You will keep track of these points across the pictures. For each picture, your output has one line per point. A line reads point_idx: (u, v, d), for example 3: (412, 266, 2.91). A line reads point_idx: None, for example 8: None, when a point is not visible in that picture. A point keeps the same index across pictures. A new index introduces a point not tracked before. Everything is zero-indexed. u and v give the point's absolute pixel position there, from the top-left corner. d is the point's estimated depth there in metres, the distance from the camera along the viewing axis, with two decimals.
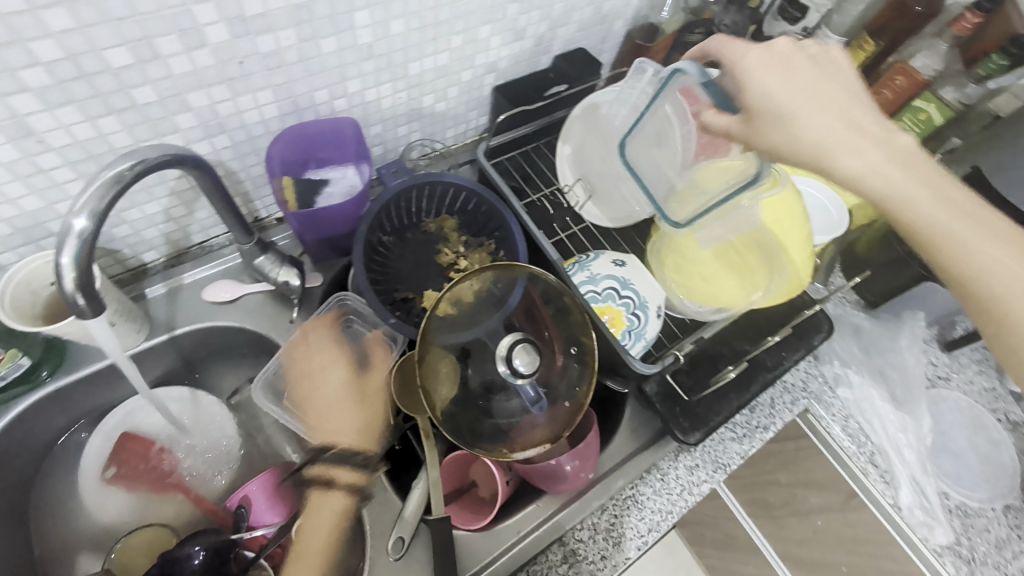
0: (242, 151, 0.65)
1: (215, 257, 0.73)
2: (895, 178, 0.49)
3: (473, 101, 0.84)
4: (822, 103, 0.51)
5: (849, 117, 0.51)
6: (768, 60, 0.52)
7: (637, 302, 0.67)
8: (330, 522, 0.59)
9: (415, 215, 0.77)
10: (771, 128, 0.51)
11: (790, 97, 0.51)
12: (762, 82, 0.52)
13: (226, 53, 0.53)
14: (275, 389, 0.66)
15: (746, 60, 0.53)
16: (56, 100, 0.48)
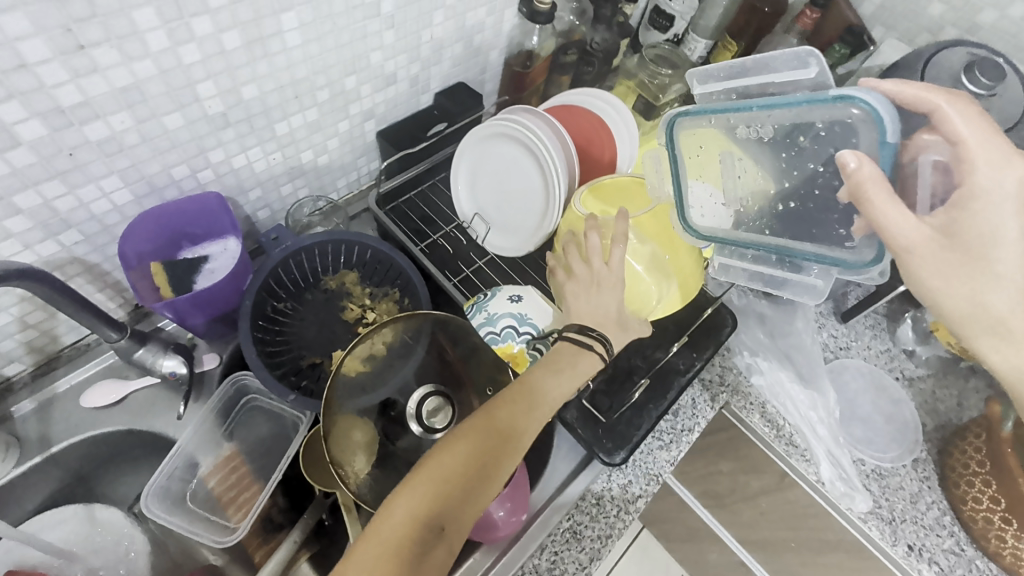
0: (98, 242, 0.60)
1: (92, 355, 0.68)
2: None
3: (358, 149, 0.82)
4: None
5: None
6: (1021, 198, 0.46)
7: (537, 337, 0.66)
8: (542, 380, 0.57)
9: (312, 275, 0.74)
10: (951, 273, 0.48)
11: (1012, 263, 0.47)
12: (996, 221, 0.46)
13: (49, 148, 0.50)
14: (172, 494, 0.61)
15: (1002, 194, 0.46)
16: None
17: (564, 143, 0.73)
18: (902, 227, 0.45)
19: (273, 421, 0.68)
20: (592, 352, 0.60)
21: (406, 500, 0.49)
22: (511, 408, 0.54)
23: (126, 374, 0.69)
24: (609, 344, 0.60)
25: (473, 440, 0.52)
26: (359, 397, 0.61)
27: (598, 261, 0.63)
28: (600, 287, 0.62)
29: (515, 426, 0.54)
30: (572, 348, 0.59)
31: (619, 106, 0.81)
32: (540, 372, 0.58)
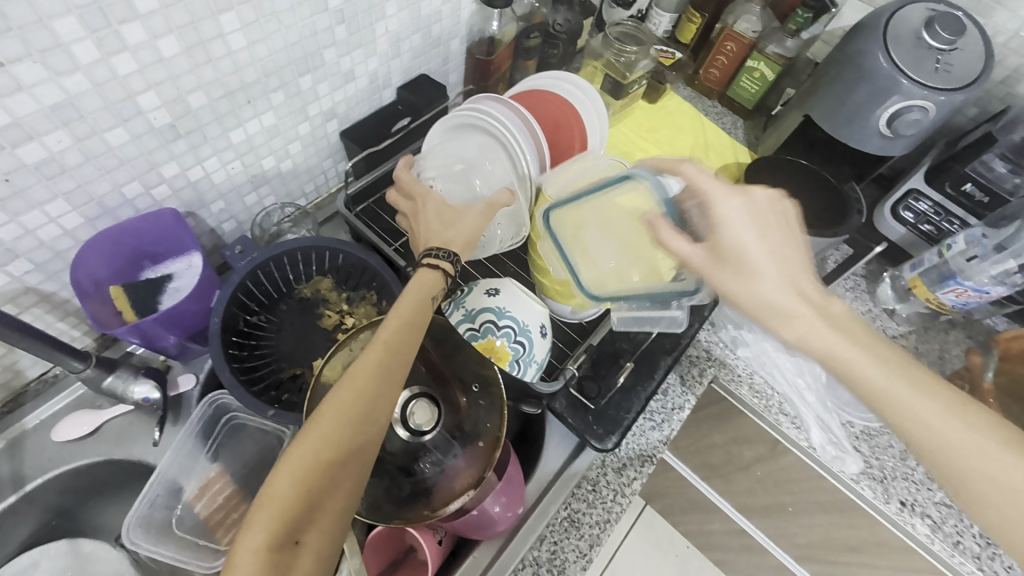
0: (52, 269, 0.59)
1: (61, 387, 0.66)
2: (855, 356, 0.45)
3: (322, 151, 0.79)
4: (791, 274, 0.47)
5: (810, 290, 0.47)
6: (750, 221, 0.48)
7: (518, 329, 0.61)
8: (388, 334, 0.50)
9: (286, 284, 0.73)
10: (735, 276, 0.48)
11: (760, 259, 0.47)
12: (736, 233, 0.48)
13: None
14: (158, 523, 0.60)
15: (743, 213, 0.48)
16: None
17: (531, 129, 0.72)
18: (687, 249, 0.50)
19: (258, 437, 0.67)
20: (439, 271, 0.56)
21: (258, 526, 0.40)
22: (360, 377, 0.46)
23: (99, 403, 0.67)
24: (439, 250, 0.57)
25: (322, 428, 0.44)
26: None
27: (415, 192, 0.62)
28: (424, 206, 0.61)
29: (370, 394, 0.47)
30: (415, 282, 0.54)
31: (585, 87, 0.80)
32: (385, 328, 0.51)
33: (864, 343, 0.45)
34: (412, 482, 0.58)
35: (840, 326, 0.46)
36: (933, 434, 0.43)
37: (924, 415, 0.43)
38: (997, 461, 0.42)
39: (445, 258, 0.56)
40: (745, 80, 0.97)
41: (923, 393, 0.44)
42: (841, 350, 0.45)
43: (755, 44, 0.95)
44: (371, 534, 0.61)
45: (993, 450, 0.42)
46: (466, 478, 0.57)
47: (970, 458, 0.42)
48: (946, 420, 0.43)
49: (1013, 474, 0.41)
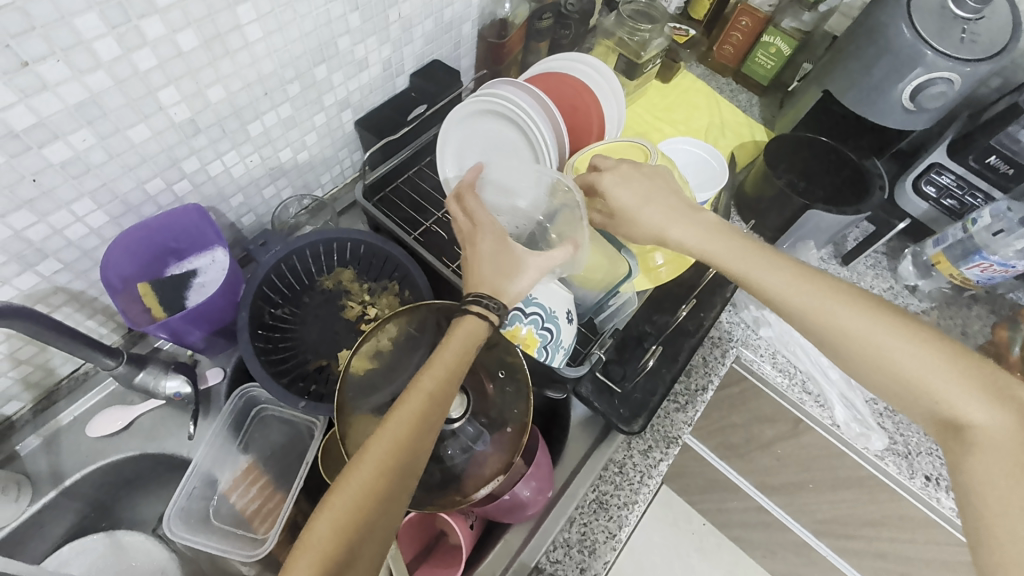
0: (80, 268, 0.59)
1: (92, 384, 0.67)
2: (719, 248, 0.55)
3: (337, 142, 0.79)
4: (662, 203, 0.58)
5: (681, 209, 0.58)
6: (624, 175, 0.60)
7: (545, 315, 0.62)
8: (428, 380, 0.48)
9: (308, 277, 0.73)
10: (624, 224, 0.59)
11: (633, 197, 0.59)
12: (622, 190, 0.59)
13: (10, 176, 0.48)
14: (194, 515, 0.61)
15: (622, 175, 0.60)
16: None
17: (548, 111, 0.72)
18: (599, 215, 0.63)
19: (286, 429, 0.68)
20: (484, 322, 0.52)
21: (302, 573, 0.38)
22: (401, 422, 0.45)
23: (129, 399, 0.68)
24: (489, 299, 0.52)
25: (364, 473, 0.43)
26: (371, 395, 0.62)
27: (478, 215, 0.58)
28: (481, 240, 0.57)
29: (411, 439, 0.45)
30: (458, 329, 0.51)
31: (598, 66, 0.79)
32: (427, 373, 0.48)
33: (726, 238, 0.55)
34: (441, 468, 0.58)
35: (704, 228, 0.56)
36: (791, 300, 0.51)
37: (782, 285, 0.52)
38: (848, 316, 0.49)
39: (494, 311, 0.52)
40: (761, 55, 0.95)
41: (780, 268, 0.52)
42: (709, 245, 0.56)
43: (771, 19, 0.93)
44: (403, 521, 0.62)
45: (844, 307, 0.49)
46: (495, 465, 0.58)
47: (824, 317, 0.50)
48: (804, 284, 0.51)
49: (865, 327, 0.49)
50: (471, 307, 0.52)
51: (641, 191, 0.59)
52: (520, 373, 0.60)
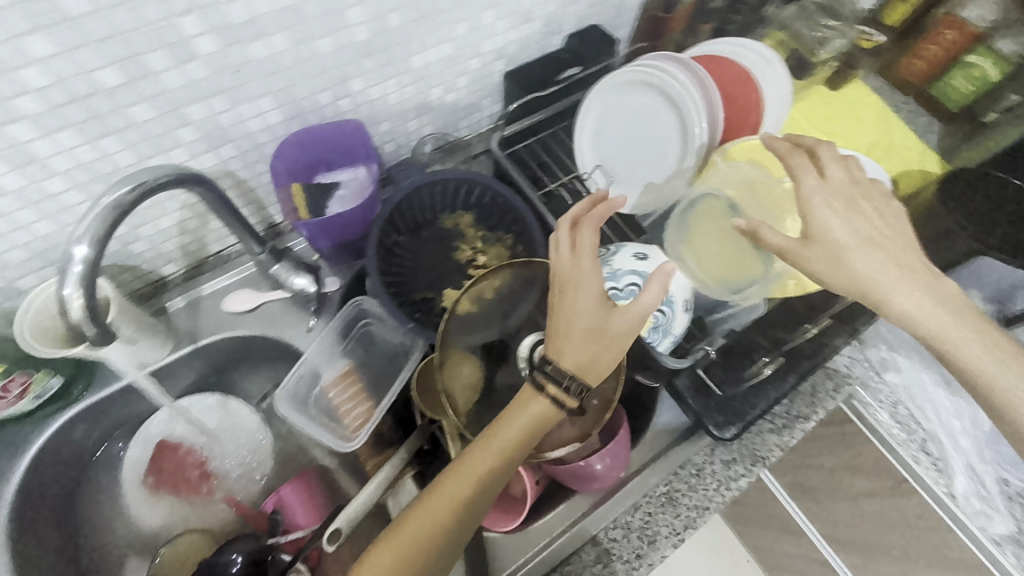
0: (249, 159, 0.66)
1: (233, 265, 0.75)
2: (955, 329, 0.48)
3: (483, 89, 0.80)
4: (887, 249, 0.50)
5: (907, 270, 0.50)
6: (834, 203, 0.52)
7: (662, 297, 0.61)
8: (504, 442, 0.52)
9: (430, 212, 0.76)
10: (825, 254, 0.51)
11: (855, 236, 0.50)
12: (826, 218, 0.51)
13: (218, 64, 0.54)
14: (299, 398, 0.68)
15: (818, 200, 0.52)
16: (54, 125, 0.51)
17: (708, 90, 0.68)
18: (776, 237, 0.52)
19: (384, 344, 0.72)
20: (546, 403, 0.52)
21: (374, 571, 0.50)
22: (469, 473, 0.51)
23: (259, 285, 0.76)
24: (570, 382, 0.52)
25: (434, 507, 0.51)
26: (470, 334, 0.65)
27: (585, 260, 0.54)
28: (575, 292, 0.54)
29: (483, 482, 0.52)
30: (528, 403, 0.53)
31: (768, 55, 0.75)
32: (501, 433, 0.52)
33: (961, 318, 0.48)
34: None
35: (940, 301, 0.49)
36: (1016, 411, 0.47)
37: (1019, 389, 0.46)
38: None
39: (567, 394, 0.52)
40: (958, 77, 0.85)
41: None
42: (943, 321, 0.48)
43: (985, 37, 0.80)
44: None
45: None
46: (573, 431, 0.59)
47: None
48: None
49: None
50: (544, 385, 0.53)
51: (862, 236, 0.51)
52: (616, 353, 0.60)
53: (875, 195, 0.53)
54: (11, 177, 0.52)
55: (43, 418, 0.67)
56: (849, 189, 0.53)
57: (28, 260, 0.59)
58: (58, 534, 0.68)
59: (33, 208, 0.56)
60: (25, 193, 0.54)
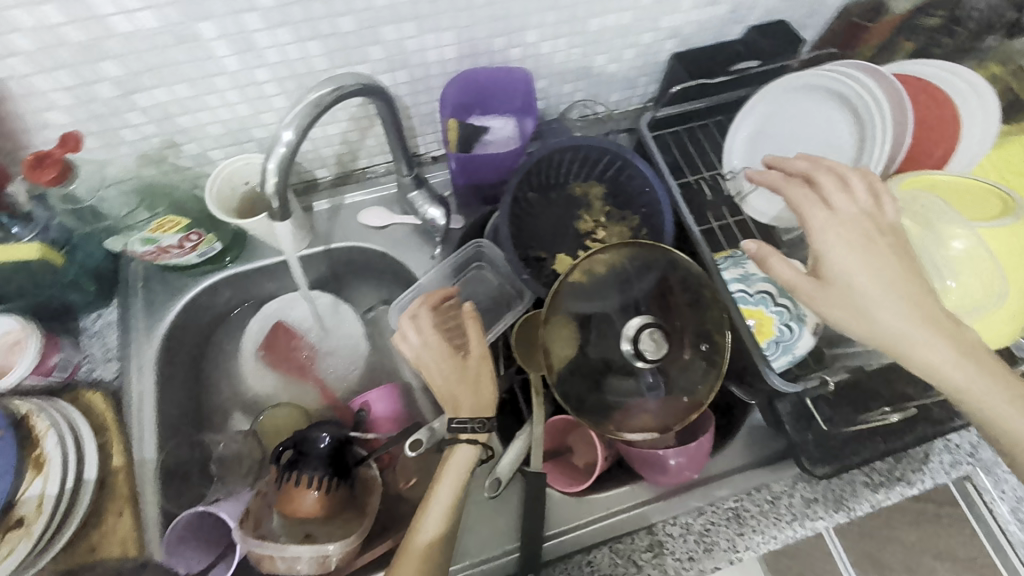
0: (416, 88, 0.69)
1: (374, 182, 0.82)
2: (969, 376, 0.48)
3: (646, 67, 0.79)
4: (909, 292, 0.49)
5: (925, 310, 0.48)
6: (843, 237, 0.50)
7: (793, 313, 0.62)
8: (449, 484, 0.59)
9: (564, 176, 0.77)
10: (839, 298, 0.49)
11: (872, 281, 0.49)
12: (836, 256, 0.50)
13: None
14: (408, 315, 0.74)
15: (826, 229, 0.51)
16: (275, 21, 0.56)
17: (900, 111, 0.63)
18: (788, 271, 0.51)
19: (490, 289, 0.76)
20: (472, 448, 0.60)
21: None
22: (426, 536, 0.57)
23: (392, 207, 0.82)
24: (474, 423, 0.60)
25: (422, 548, 0.56)
26: (577, 302, 0.65)
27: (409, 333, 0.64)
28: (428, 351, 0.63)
29: (440, 538, 0.57)
30: (453, 457, 0.60)
31: (976, 84, 0.66)
32: (448, 479, 0.59)
33: (973, 365, 0.48)
34: (605, 396, 0.63)
35: (958, 349, 0.48)
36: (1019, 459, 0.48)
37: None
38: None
39: (479, 431, 0.60)
40: None
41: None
42: (959, 369, 0.48)
43: None
44: (556, 417, 0.67)
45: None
46: (654, 417, 0.62)
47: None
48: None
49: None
50: (460, 437, 0.60)
51: (880, 279, 0.49)
52: (720, 361, 0.61)
53: (882, 226, 0.51)
54: (233, 60, 0.58)
55: (197, 275, 0.76)
56: (858, 221, 0.51)
57: (223, 137, 0.67)
58: (188, 371, 0.77)
59: (239, 91, 0.62)
60: (238, 77, 0.61)
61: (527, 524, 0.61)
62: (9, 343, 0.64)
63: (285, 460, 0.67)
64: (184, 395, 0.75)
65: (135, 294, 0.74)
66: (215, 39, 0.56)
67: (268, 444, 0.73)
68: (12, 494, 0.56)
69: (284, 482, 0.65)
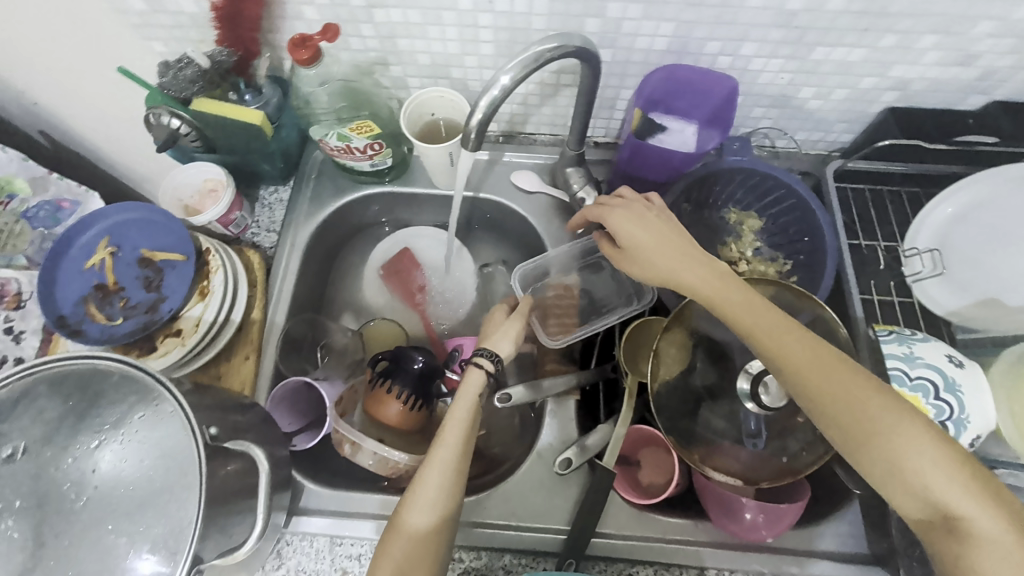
0: (611, 71, 0.69)
1: (533, 149, 0.85)
2: (831, 387, 0.48)
3: (856, 113, 0.72)
4: (659, 236, 0.58)
5: (693, 272, 0.55)
6: (640, 216, 0.59)
7: (954, 415, 0.56)
8: (463, 403, 0.62)
9: (722, 198, 0.74)
10: (633, 259, 0.59)
11: (639, 234, 0.58)
12: (628, 224, 0.58)
13: None
14: (526, 280, 0.77)
15: (628, 203, 0.61)
16: None
17: None
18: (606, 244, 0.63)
19: (610, 284, 0.76)
20: (480, 370, 0.64)
21: (410, 530, 0.54)
22: (448, 448, 0.58)
23: (544, 177, 0.84)
24: (485, 352, 0.66)
25: (444, 455, 0.57)
26: (706, 324, 0.64)
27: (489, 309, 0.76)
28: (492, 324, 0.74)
29: (462, 455, 0.58)
30: (466, 383, 0.63)
31: None
32: (463, 398, 0.62)
33: (836, 375, 0.48)
34: (699, 424, 0.62)
35: (764, 326, 0.51)
36: (894, 485, 0.45)
37: (897, 458, 0.44)
38: (966, 521, 0.42)
39: (486, 360, 0.65)
40: None
41: (907, 433, 0.45)
42: (815, 379, 0.48)
43: None
44: (641, 426, 0.67)
45: (964, 509, 0.42)
46: (744, 467, 0.59)
47: (921, 516, 0.44)
48: (917, 462, 0.44)
49: (972, 536, 0.42)
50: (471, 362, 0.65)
51: (713, 274, 0.55)
52: None
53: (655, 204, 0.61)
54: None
55: (356, 185, 0.83)
56: (643, 203, 0.61)
57: (426, 68, 0.72)
58: (322, 267, 0.86)
59: (457, 30, 0.65)
60: (464, 17, 0.63)
61: (581, 511, 0.61)
62: (208, 189, 0.75)
63: (379, 367, 0.73)
64: (314, 284, 0.83)
65: (307, 183, 0.82)
66: None
67: (370, 350, 0.81)
68: (179, 308, 0.67)
69: (376, 386, 0.70)
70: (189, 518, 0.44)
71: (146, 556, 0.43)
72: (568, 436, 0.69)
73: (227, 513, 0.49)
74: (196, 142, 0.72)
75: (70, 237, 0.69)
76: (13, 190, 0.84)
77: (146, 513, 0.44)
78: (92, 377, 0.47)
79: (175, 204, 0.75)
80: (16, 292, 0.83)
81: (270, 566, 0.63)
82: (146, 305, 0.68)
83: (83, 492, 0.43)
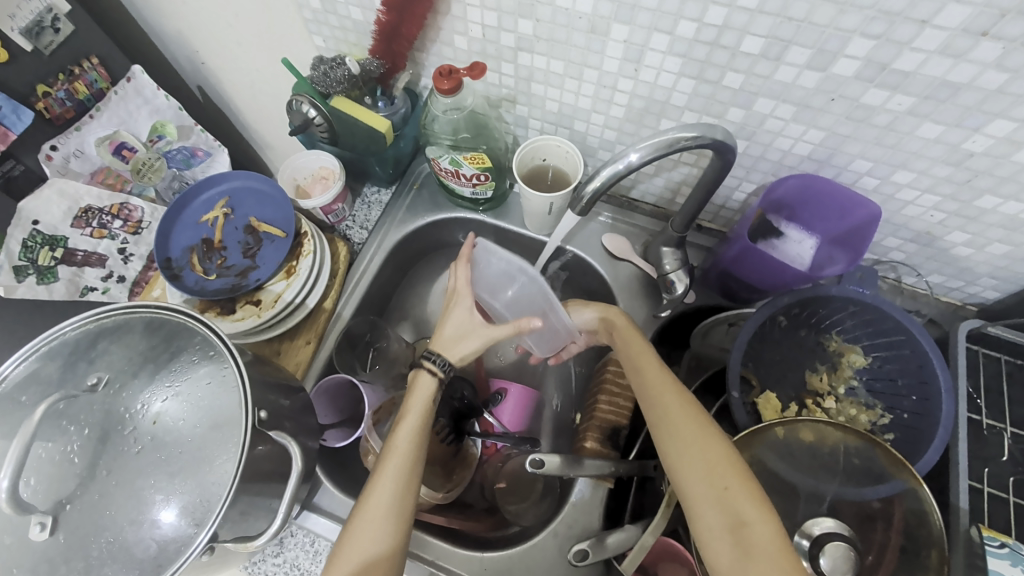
0: (741, 162, 0.65)
1: (633, 216, 0.82)
2: (670, 408, 0.58)
3: (1012, 273, 0.63)
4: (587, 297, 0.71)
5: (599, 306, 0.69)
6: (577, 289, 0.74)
7: None
8: (417, 412, 0.60)
9: (829, 323, 0.67)
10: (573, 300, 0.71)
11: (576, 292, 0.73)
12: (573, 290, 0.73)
13: (831, 85, 0.52)
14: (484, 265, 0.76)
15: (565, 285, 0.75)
16: (676, 51, 0.55)
17: None
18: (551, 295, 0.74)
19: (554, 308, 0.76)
20: (428, 375, 0.61)
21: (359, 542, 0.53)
22: (398, 458, 0.56)
23: (634, 246, 0.81)
24: (437, 358, 0.62)
25: (395, 470, 0.56)
26: (777, 459, 0.58)
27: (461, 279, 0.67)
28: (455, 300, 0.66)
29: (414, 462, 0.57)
30: (419, 381, 0.61)
31: None
32: (418, 394, 0.61)
33: (673, 398, 0.59)
34: None
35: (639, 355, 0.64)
36: (699, 497, 0.53)
37: (697, 459, 0.54)
38: (743, 524, 0.50)
39: (437, 366, 0.61)
40: None
41: (705, 443, 0.55)
42: (660, 397, 0.59)
43: None
44: (669, 538, 0.61)
45: (745, 516, 0.50)
46: None
47: (712, 531, 0.51)
48: (709, 468, 0.53)
49: (750, 546, 0.49)
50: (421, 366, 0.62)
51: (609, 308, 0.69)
52: None
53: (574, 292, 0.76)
54: (614, 63, 0.60)
55: (452, 206, 0.84)
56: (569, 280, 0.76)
57: (552, 114, 0.71)
58: (400, 274, 0.88)
59: (595, 89, 0.64)
60: (603, 79, 0.62)
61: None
62: (322, 176, 0.79)
63: None
64: (388, 288, 0.86)
65: (408, 191, 0.85)
66: (616, 40, 0.57)
67: None
68: (265, 280, 0.72)
69: None
70: (215, 498, 0.47)
71: (174, 508, 0.47)
72: (591, 521, 0.65)
73: (252, 500, 0.49)
74: (325, 133, 0.74)
75: (195, 192, 0.75)
76: (163, 133, 0.95)
77: (184, 476, 0.48)
78: (189, 339, 0.52)
79: (290, 182, 0.80)
80: (138, 220, 0.93)
81: (270, 551, 0.64)
82: (239, 270, 0.73)
83: (141, 441, 0.48)
